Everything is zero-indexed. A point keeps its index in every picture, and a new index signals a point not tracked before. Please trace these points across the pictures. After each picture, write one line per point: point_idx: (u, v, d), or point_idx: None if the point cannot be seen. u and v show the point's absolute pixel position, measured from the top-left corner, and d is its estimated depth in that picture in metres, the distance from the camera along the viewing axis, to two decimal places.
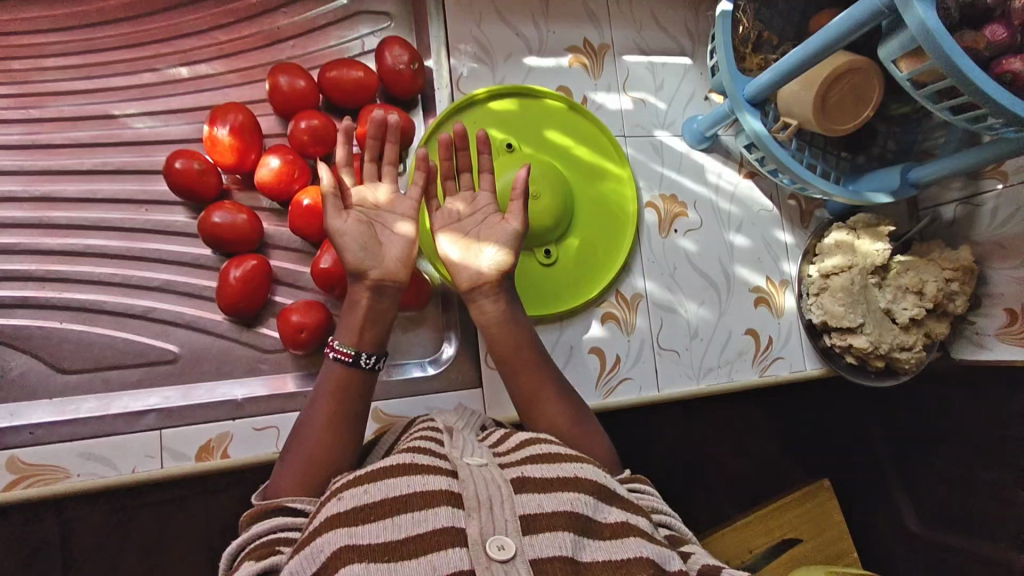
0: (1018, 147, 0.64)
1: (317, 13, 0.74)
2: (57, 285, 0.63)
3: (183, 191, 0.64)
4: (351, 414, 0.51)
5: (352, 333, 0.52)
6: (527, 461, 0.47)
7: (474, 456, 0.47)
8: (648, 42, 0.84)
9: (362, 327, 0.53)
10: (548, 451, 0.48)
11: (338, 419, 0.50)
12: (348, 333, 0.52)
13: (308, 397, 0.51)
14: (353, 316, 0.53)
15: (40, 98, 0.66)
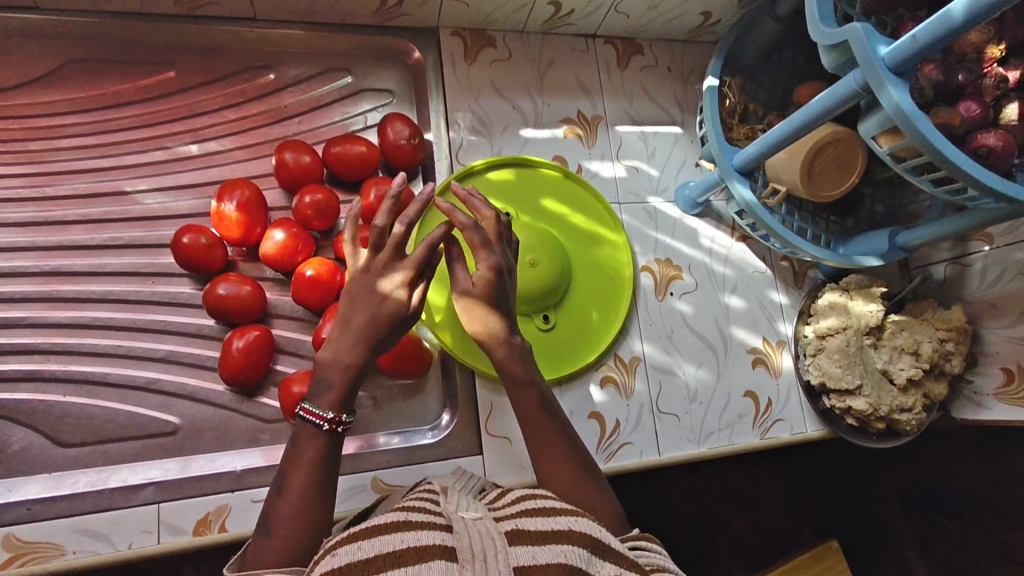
0: (993, 217, 0.66)
1: (323, 92, 0.78)
2: (62, 357, 0.64)
3: (190, 265, 0.66)
4: (321, 485, 0.48)
5: (337, 399, 0.50)
6: (523, 514, 0.44)
7: (469, 511, 0.46)
8: (639, 112, 0.87)
9: (347, 391, 0.51)
10: (543, 505, 0.45)
11: (318, 486, 0.47)
12: (328, 398, 0.50)
13: (283, 462, 0.48)
14: (339, 380, 0.50)
15: (55, 176, 0.69)
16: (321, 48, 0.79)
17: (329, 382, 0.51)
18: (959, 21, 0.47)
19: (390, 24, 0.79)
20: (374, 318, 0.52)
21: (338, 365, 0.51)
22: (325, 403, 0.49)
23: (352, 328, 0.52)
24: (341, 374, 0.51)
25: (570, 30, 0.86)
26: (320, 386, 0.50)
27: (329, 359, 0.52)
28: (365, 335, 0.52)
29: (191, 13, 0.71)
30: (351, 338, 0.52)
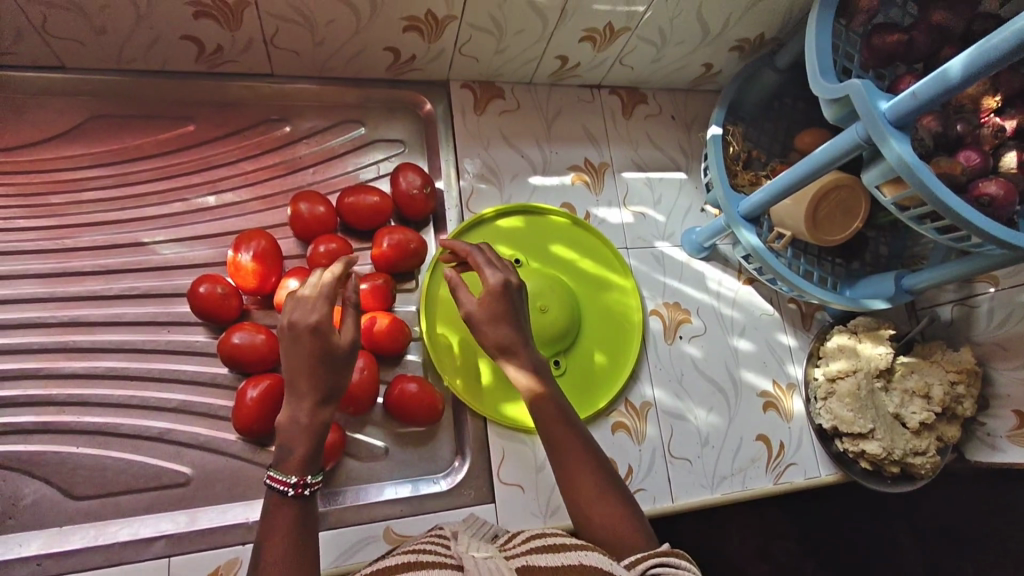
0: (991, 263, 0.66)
1: (337, 143, 0.80)
2: (76, 408, 0.64)
3: (205, 315, 0.67)
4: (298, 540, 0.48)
5: (298, 460, 0.50)
6: (532, 551, 0.44)
7: (479, 549, 0.45)
8: (645, 159, 0.89)
9: (310, 451, 0.51)
10: (552, 540, 0.45)
11: (293, 552, 0.47)
12: (293, 462, 0.50)
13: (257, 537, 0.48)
14: (299, 441, 0.51)
15: (75, 228, 0.70)
16: (335, 101, 0.81)
17: (292, 446, 0.51)
18: (956, 79, 0.49)
19: (403, 77, 0.82)
20: (313, 367, 0.53)
21: (297, 426, 0.52)
22: (288, 465, 0.50)
23: (297, 386, 0.53)
24: (300, 434, 0.52)
25: (576, 81, 0.89)
26: (284, 450, 0.51)
27: (288, 422, 0.52)
28: (312, 392, 0.52)
29: (212, 70, 0.74)
30: (298, 394, 0.52)
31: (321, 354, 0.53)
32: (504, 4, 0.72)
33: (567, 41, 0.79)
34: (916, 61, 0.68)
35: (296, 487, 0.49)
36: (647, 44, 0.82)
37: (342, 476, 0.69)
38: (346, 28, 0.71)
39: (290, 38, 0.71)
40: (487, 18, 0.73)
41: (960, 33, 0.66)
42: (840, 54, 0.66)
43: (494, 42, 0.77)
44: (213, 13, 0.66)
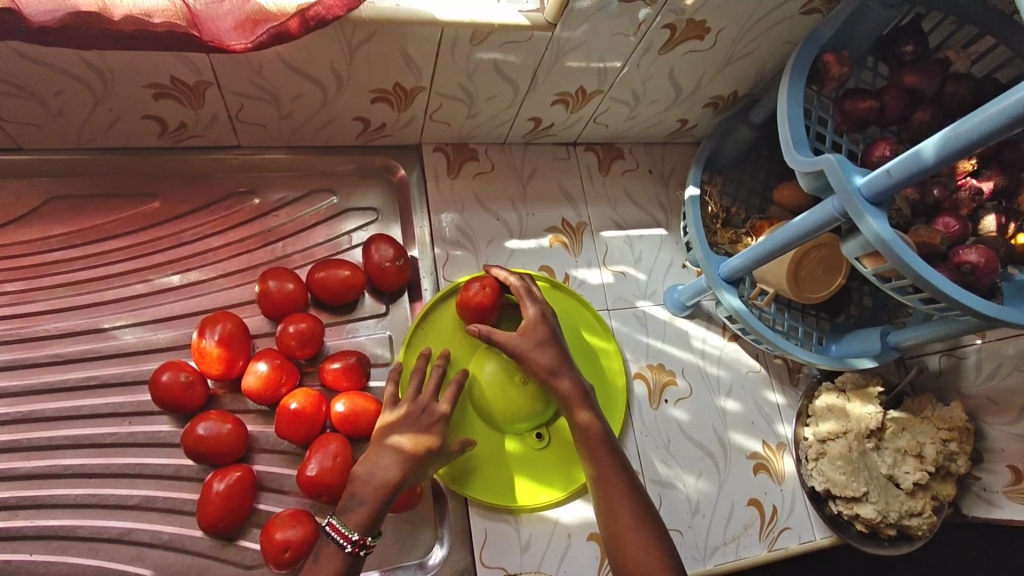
0: (961, 327, 0.66)
1: (307, 214, 0.78)
2: (32, 512, 0.61)
3: (168, 405, 0.64)
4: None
5: (364, 519, 0.58)
6: None
7: None
8: (624, 217, 0.88)
9: (376, 515, 0.59)
10: None
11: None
12: (355, 518, 0.58)
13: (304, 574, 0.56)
14: (368, 499, 0.59)
15: (34, 316, 0.68)
16: (304, 169, 0.79)
17: (362, 500, 0.59)
18: (930, 161, 0.48)
19: (373, 143, 0.80)
20: (416, 438, 0.62)
21: (373, 484, 0.59)
22: (352, 520, 0.57)
23: (393, 449, 0.61)
24: (372, 494, 0.59)
25: (551, 140, 0.87)
26: (354, 502, 0.58)
27: (365, 474, 0.60)
28: (406, 456, 0.61)
29: (175, 145, 0.72)
30: (391, 458, 0.61)
31: (422, 429, 0.63)
32: (473, 72, 0.70)
33: (539, 104, 0.78)
34: (889, 124, 0.67)
35: (355, 545, 0.57)
36: (621, 104, 0.81)
37: None
38: (312, 101, 0.70)
39: (255, 113, 0.69)
40: (456, 86, 0.72)
41: (932, 95, 0.66)
42: (812, 120, 0.65)
43: (465, 107, 0.76)
44: (174, 94, 0.64)
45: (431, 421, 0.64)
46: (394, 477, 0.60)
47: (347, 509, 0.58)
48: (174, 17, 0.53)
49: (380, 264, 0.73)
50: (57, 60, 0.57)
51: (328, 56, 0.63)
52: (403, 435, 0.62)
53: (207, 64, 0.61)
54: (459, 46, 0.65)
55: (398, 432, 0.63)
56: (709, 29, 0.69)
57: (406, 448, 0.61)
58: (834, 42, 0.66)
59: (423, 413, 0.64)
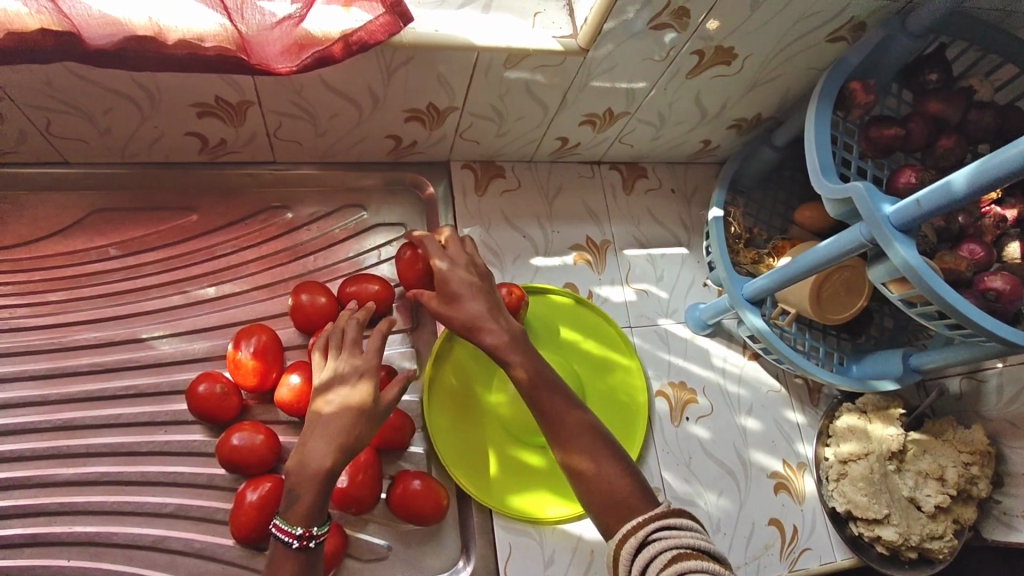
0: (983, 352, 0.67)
1: (337, 229, 0.80)
2: (68, 518, 0.63)
3: (203, 415, 0.65)
4: None
5: (306, 510, 0.53)
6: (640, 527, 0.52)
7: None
8: (647, 235, 0.89)
9: (319, 504, 0.54)
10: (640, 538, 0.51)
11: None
12: (298, 510, 0.53)
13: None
14: (306, 489, 0.53)
15: (73, 326, 0.70)
16: (335, 184, 0.81)
17: (301, 491, 0.54)
18: (960, 193, 0.49)
19: (403, 160, 0.82)
20: (347, 414, 0.56)
21: (308, 473, 0.54)
22: (294, 516, 0.53)
23: (324, 431, 0.55)
24: (310, 483, 0.54)
25: (576, 159, 0.89)
26: (293, 496, 0.54)
27: (298, 464, 0.54)
28: (337, 440, 0.55)
29: (213, 160, 0.74)
30: (323, 442, 0.55)
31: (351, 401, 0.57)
32: (505, 94, 0.72)
33: (567, 124, 0.80)
34: (914, 151, 0.68)
35: (301, 540, 0.53)
36: (646, 125, 0.83)
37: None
38: (347, 121, 0.71)
39: (292, 131, 0.71)
40: (487, 106, 0.74)
41: (956, 123, 0.67)
42: (838, 145, 0.67)
43: (494, 126, 0.78)
44: (216, 113, 0.66)
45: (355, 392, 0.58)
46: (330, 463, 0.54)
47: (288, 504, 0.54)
48: (225, 41, 0.55)
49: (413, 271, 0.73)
50: (109, 80, 0.59)
51: (367, 78, 0.65)
52: (329, 415, 0.56)
53: (251, 85, 0.63)
54: (493, 69, 0.67)
55: (325, 414, 0.56)
56: (736, 55, 0.70)
57: (337, 428, 0.55)
58: (859, 71, 0.68)
59: (348, 385, 0.58)
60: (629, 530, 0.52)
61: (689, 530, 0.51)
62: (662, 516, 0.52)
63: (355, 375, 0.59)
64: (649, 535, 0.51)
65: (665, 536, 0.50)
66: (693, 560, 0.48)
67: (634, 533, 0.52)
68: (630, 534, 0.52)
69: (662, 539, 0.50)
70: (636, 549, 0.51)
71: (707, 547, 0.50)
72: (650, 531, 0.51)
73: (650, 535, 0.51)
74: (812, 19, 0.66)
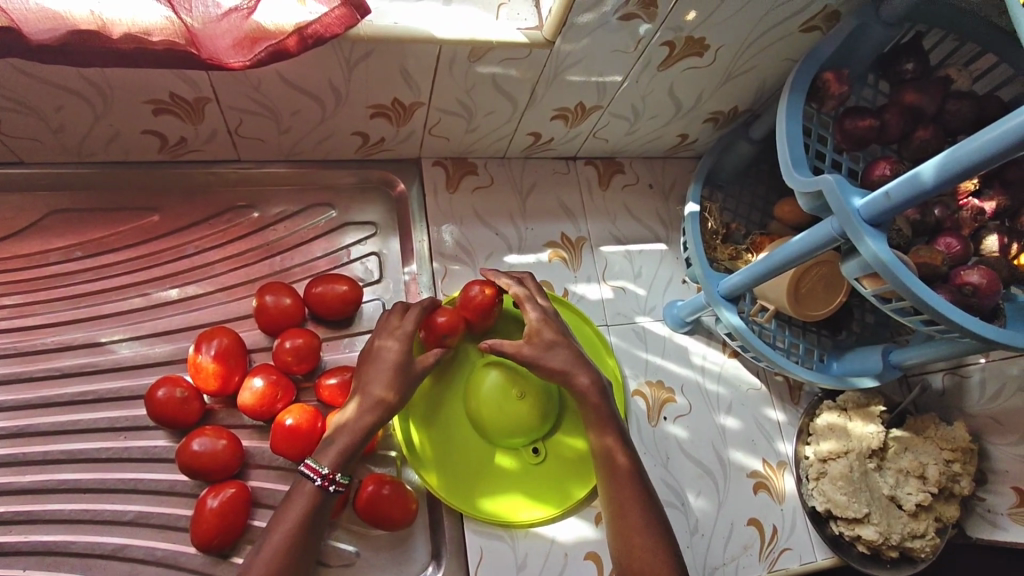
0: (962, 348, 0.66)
1: (306, 228, 0.78)
2: (26, 527, 0.61)
3: (163, 420, 0.64)
4: (313, 527, 0.59)
5: (336, 459, 0.61)
6: None
7: None
8: (624, 232, 0.88)
9: (345, 454, 0.62)
10: None
11: (299, 533, 0.58)
12: (329, 455, 0.61)
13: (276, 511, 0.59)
14: (342, 437, 0.62)
15: (32, 330, 0.68)
16: (303, 183, 0.79)
17: (336, 440, 0.62)
18: (929, 184, 0.48)
19: (373, 157, 0.80)
20: (391, 377, 0.65)
21: (348, 425, 0.63)
22: (324, 457, 0.61)
23: (369, 391, 0.64)
24: (347, 433, 0.62)
25: (551, 154, 0.87)
26: (327, 443, 0.62)
27: (342, 419, 0.64)
28: (377, 402, 0.64)
29: (175, 159, 0.72)
30: (365, 402, 0.64)
31: (398, 365, 0.66)
32: (472, 88, 0.70)
33: (538, 119, 0.78)
34: (890, 143, 0.67)
35: (325, 480, 0.60)
36: (620, 119, 0.81)
37: None
38: (311, 117, 0.70)
39: (254, 128, 0.70)
40: (455, 102, 0.72)
41: (933, 113, 0.66)
42: (812, 138, 0.65)
43: (464, 122, 0.76)
44: (173, 110, 0.64)
45: (399, 360, 0.66)
46: (367, 419, 0.63)
47: (319, 450, 0.62)
48: (173, 35, 0.53)
49: (445, 334, 0.70)
50: (57, 77, 0.57)
51: (327, 73, 0.63)
52: (376, 380, 0.65)
53: (207, 81, 0.61)
54: (458, 63, 0.65)
55: (372, 379, 0.65)
56: (708, 46, 0.69)
57: (377, 388, 0.64)
58: (833, 61, 0.66)
59: (386, 353, 0.67)
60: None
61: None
62: None
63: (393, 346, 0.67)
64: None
65: None
66: None
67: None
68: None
69: None
70: None
71: None
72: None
73: None
74: (783, 8, 0.65)
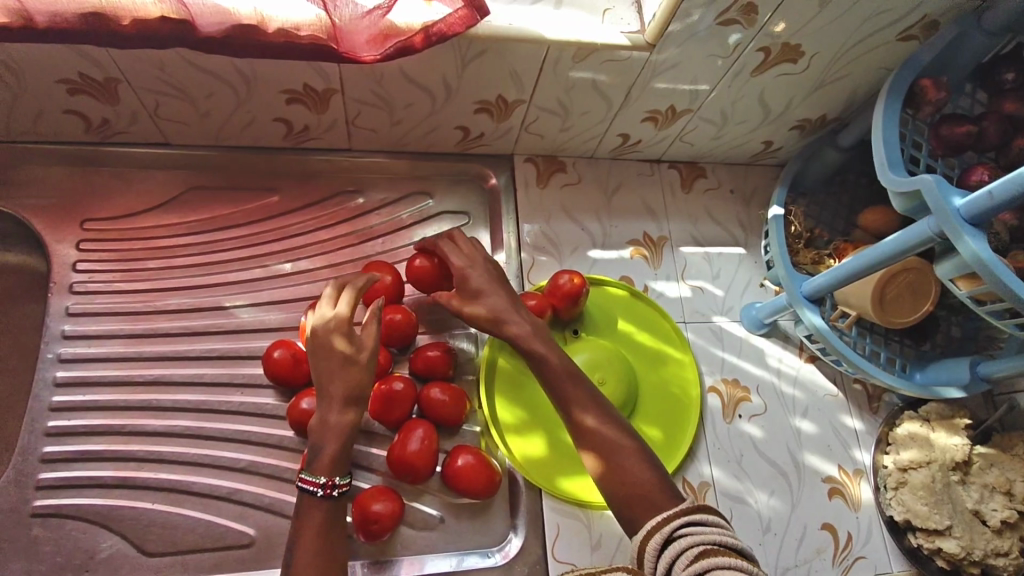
0: None
1: (404, 215, 0.84)
2: (153, 465, 0.68)
3: (277, 378, 0.70)
4: (333, 540, 0.55)
5: (330, 461, 0.57)
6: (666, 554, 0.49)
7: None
8: (704, 233, 0.90)
9: (338, 456, 0.58)
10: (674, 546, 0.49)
11: (322, 548, 0.54)
12: (323, 463, 0.57)
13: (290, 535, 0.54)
14: (328, 442, 0.58)
15: (165, 292, 0.76)
16: (404, 173, 0.85)
17: (323, 445, 0.58)
18: None
19: (469, 152, 0.86)
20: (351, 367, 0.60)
21: (331, 427, 0.59)
22: (319, 467, 0.57)
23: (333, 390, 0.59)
24: (331, 436, 0.58)
25: (636, 156, 0.91)
26: (315, 452, 0.58)
27: (320, 425, 0.59)
28: (349, 394, 0.59)
29: (296, 145, 0.80)
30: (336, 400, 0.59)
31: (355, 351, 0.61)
32: (571, 89, 0.75)
33: (630, 121, 0.82)
34: (987, 150, 0.67)
35: (325, 488, 0.56)
36: (707, 124, 0.84)
37: (396, 544, 0.70)
38: (421, 111, 0.76)
39: (369, 119, 0.76)
40: (553, 101, 0.77)
41: None
42: (907, 142, 0.66)
43: (559, 121, 0.80)
44: (303, 100, 0.72)
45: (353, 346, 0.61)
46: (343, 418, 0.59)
47: (310, 461, 0.58)
48: (319, 31, 0.60)
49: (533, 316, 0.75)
50: (213, 66, 0.65)
51: (442, 69, 0.69)
52: (338, 375, 0.60)
53: (337, 73, 0.68)
54: (561, 64, 0.70)
55: (333, 373, 0.60)
56: (803, 52, 0.71)
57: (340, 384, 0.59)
58: (931, 68, 0.67)
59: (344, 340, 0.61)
60: (653, 528, 0.51)
61: (718, 527, 0.50)
62: (687, 513, 0.51)
63: (345, 331, 0.62)
64: (674, 532, 0.50)
65: (689, 533, 0.50)
66: (722, 557, 0.47)
67: (660, 529, 0.51)
68: (654, 532, 0.51)
69: (683, 537, 0.50)
70: (660, 546, 0.50)
71: (735, 544, 0.49)
72: (675, 529, 0.51)
73: (675, 532, 0.50)
74: (882, 17, 0.67)
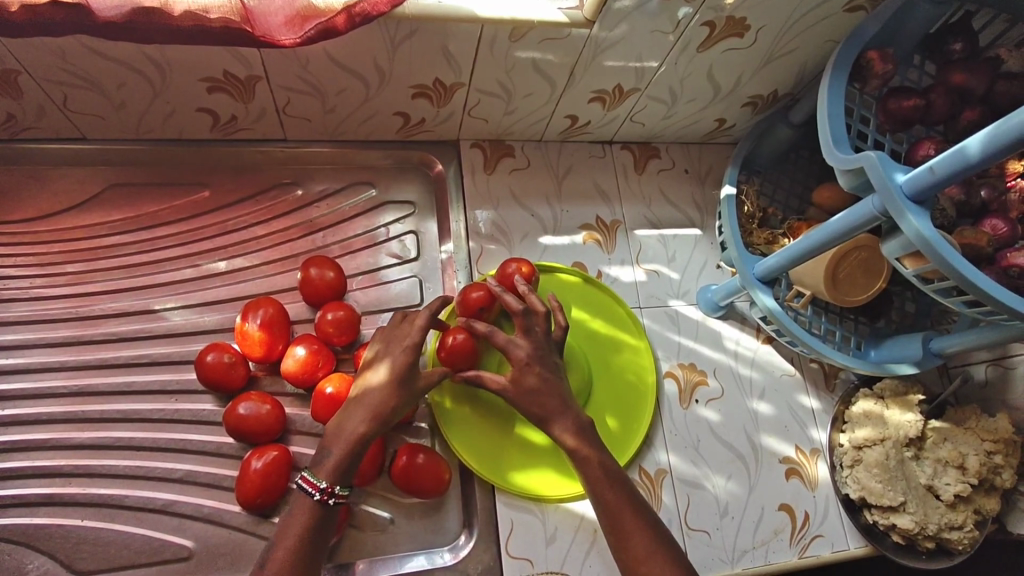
0: (1011, 331, 0.63)
1: (346, 206, 0.81)
2: (84, 479, 0.65)
3: (211, 384, 0.67)
4: (315, 543, 0.57)
5: (333, 470, 0.59)
6: None
7: None
8: (659, 216, 0.88)
9: (344, 466, 0.60)
10: None
11: (303, 546, 0.57)
12: (326, 468, 0.59)
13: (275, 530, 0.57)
14: (337, 448, 0.60)
15: (91, 297, 0.72)
16: (344, 163, 0.82)
17: (332, 451, 0.61)
18: (975, 158, 0.47)
19: (412, 139, 0.82)
20: (389, 387, 0.63)
21: (344, 435, 0.61)
22: (322, 470, 0.59)
23: (365, 403, 0.63)
24: (342, 444, 0.61)
25: (586, 138, 0.88)
26: (324, 454, 0.60)
27: (337, 427, 0.62)
28: (374, 410, 0.62)
29: (225, 138, 0.75)
30: (364, 412, 0.62)
31: (400, 373, 0.64)
32: (511, 69, 0.71)
33: (576, 102, 0.79)
34: (935, 124, 0.66)
35: (323, 493, 0.58)
36: (657, 103, 0.81)
37: (346, 548, 0.68)
38: (354, 97, 0.72)
39: (301, 107, 0.72)
40: (494, 82, 0.73)
41: (981, 94, 0.65)
42: (854, 117, 0.64)
43: (502, 104, 0.77)
44: (226, 88, 0.67)
45: (403, 370, 0.64)
46: (363, 431, 0.61)
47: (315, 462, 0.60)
48: (230, 13, 0.56)
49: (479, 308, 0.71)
50: (119, 53, 0.60)
51: (372, 52, 0.65)
52: (375, 391, 0.63)
53: (258, 58, 0.64)
54: (498, 43, 0.67)
55: (371, 387, 0.64)
56: (748, 26, 0.69)
57: (371, 402, 0.63)
58: (877, 40, 0.65)
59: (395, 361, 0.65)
60: None
61: None
62: None
63: (400, 353, 0.65)
64: None
65: None
66: None
67: None
68: None
69: None
70: None
71: None
72: None
73: None
74: None
